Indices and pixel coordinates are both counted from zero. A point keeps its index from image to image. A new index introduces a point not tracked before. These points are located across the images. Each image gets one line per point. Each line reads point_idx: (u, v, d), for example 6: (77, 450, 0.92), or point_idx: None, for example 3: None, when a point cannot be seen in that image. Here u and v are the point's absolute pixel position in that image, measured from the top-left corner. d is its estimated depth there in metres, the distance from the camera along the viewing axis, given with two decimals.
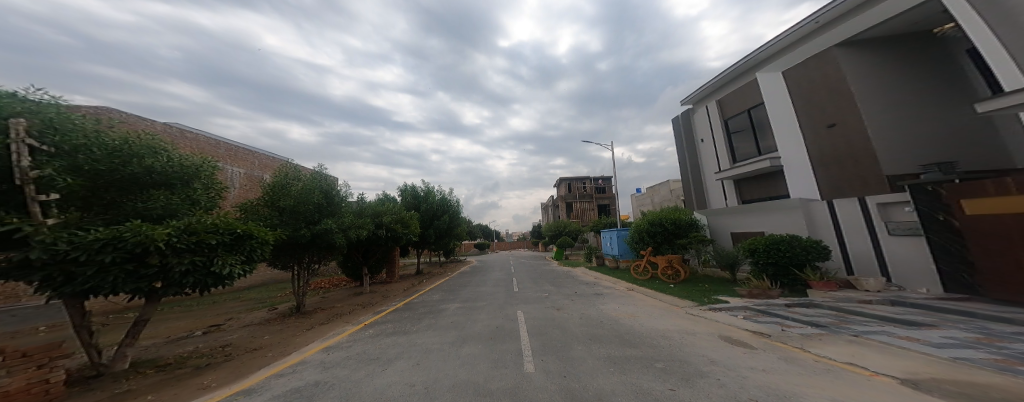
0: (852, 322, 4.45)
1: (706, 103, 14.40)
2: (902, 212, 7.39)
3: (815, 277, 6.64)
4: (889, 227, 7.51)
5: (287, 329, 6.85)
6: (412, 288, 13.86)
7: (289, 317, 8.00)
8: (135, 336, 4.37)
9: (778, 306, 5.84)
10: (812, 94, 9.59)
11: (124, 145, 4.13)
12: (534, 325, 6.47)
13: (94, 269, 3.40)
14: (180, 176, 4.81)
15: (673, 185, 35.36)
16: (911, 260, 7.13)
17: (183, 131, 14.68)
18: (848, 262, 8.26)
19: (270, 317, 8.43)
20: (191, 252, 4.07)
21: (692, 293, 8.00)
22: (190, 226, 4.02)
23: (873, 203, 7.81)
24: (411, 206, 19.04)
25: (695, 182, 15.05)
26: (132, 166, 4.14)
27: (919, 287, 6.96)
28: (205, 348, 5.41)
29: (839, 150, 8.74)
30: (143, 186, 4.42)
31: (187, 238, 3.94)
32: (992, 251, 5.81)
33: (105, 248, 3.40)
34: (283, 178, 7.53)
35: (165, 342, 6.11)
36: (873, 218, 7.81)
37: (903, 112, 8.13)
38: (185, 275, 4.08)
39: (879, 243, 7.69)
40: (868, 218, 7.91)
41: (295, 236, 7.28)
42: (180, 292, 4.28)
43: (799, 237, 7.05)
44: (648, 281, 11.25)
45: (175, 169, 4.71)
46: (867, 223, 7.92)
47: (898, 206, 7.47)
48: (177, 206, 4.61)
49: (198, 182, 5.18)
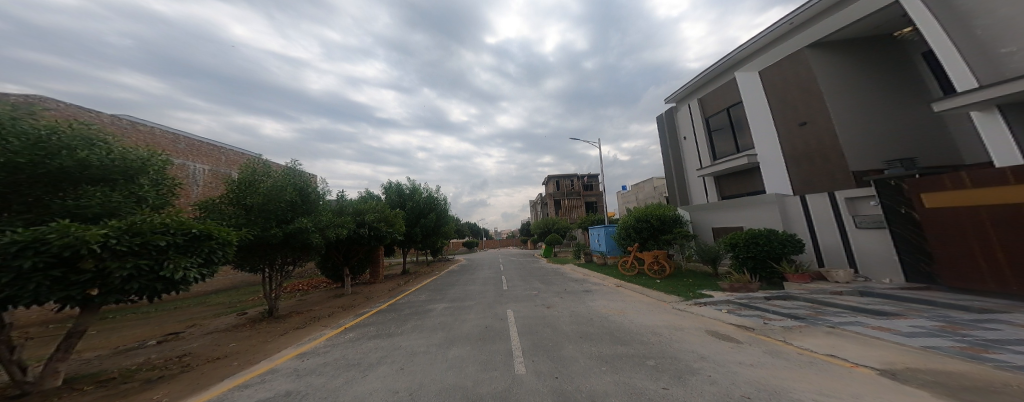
0: (827, 312, 4.63)
1: (689, 101, 14.71)
2: (867, 206, 7.78)
3: (791, 269, 6.87)
4: (856, 220, 7.89)
5: (256, 335, 6.43)
6: (397, 289, 13.47)
7: (260, 323, 7.55)
8: (69, 349, 3.99)
9: (757, 299, 6.00)
10: (785, 93, 9.96)
11: (47, 137, 3.68)
12: (523, 324, 6.39)
13: (12, 277, 2.99)
14: (121, 171, 4.38)
15: (658, 182, 36.26)
16: (878, 253, 7.49)
17: (135, 124, 13.68)
18: (821, 255, 8.62)
19: (238, 323, 7.90)
20: (134, 255, 3.69)
21: (678, 288, 8.15)
22: (134, 226, 3.63)
23: (842, 198, 8.18)
24: (397, 204, 18.55)
25: (678, 178, 15.39)
26: (62, 159, 3.71)
27: (884, 277, 7.35)
28: (158, 359, 4.98)
29: (810, 147, 9.10)
30: (75, 182, 3.98)
31: (129, 239, 3.56)
32: (948, 241, 6.09)
33: (26, 252, 3.00)
34: (251, 174, 7.06)
35: (111, 354, 5.57)
36: (842, 212, 8.18)
37: (868, 111, 8.54)
38: (128, 281, 3.69)
39: (848, 236, 8.04)
40: (837, 212, 8.28)
41: (266, 236, 6.80)
42: (123, 299, 3.87)
43: (775, 231, 7.35)
44: (635, 277, 11.42)
45: (117, 163, 4.29)
46: (836, 217, 8.29)
47: (864, 201, 7.86)
48: (119, 203, 4.19)
49: (144, 177, 4.76)
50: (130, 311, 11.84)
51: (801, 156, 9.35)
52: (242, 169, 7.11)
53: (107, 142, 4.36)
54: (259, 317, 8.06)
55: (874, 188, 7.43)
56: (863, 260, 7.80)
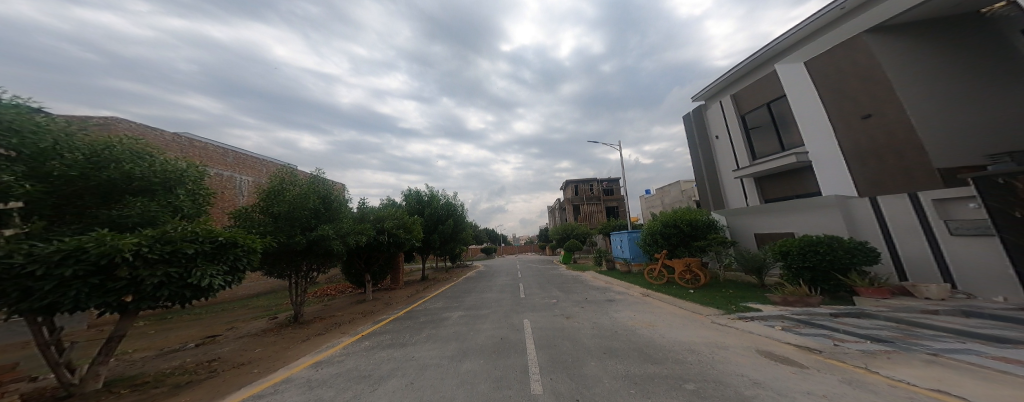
0: (920, 336, 3.82)
1: (720, 98, 13.65)
2: (965, 209, 6.44)
3: (863, 283, 5.84)
4: (949, 226, 6.57)
5: (280, 341, 6.41)
6: (415, 295, 13.36)
7: (286, 328, 7.60)
8: (110, 353, 4.00)
9: (820, 315, 5.14)
10: (842, 84, 8.91)
11: (98, 151, 3.73)
12: (542, 336, 5.87)
13: (53, 284, 2.89)
14: (160, 182, 4.29)
15: (684, 186, 34.40)
16: (975, 263, 6.20)
17: (192, 141, 14.99)
18: (900, 266, 7.31)
19: (266, 327, 8.02)
20: (166, 263, 3.54)
21: (716, 300, 7.27)
22: (165, 234, 3.53)
23: (928, 199, 6.87)
24: (416, 210, 18.73)
25: (711, 181, 14.27)
26: (109, 172, 3.70)
27: (993, 294, 5.96)
28: (189, 364, 4.99)
29: (879, 142, 7.98)
30: (120, 193, 3.94)
31: (160, 247, 3.44)
32: None
33: (67, 260, 2.91)
34: (278, 183, 7.15)
35: (155, 356, 5.74)
36: (928, 216, 6.86)
37: (950, 100, 7.30)
38: (159, 288, 3.55)
39: (939, 244, 6.70)
40: (921, 215, 6.97)
41: (290, 243, 6.86)
42: (155, 306, 3.77)
43: (839, 238, 6.38)
44: (665, 287, 10.51)
45: (159, 174, 4.24)
46: (921, 222, 6.98)
47: (959, 202, 6.52)
48: (157, 213, 4.04)
49: (182, 187, 4.66)
50: (173, 312, 12.64)
51: (866, 153, 8.24)
52: (271, 178, 7.25)
53: (150, 154, 4.34)
54: (286, 322, 8.14)
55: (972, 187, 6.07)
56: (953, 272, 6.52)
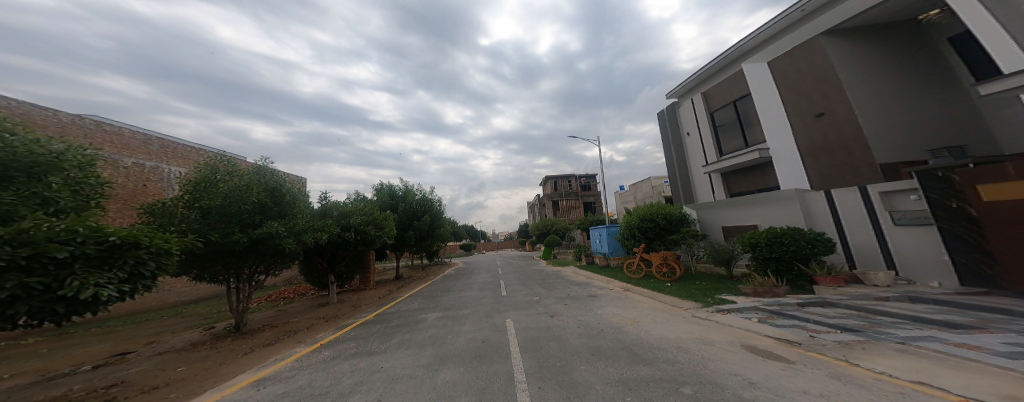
0: (884, 324, 3.96)
1: (691, 96, 14.15)
2: (907, 201, 7.01)
3: (823, 272, 6.11)
4: (893, 217, 7.16)
5: (214, 356, 5.59)
6: (387, 296, 12.59)
7: (223, 339, 6.70)
8: None
9: (790, 305, 5.30)
10: (799, 84, 9.46)
11: None
12: (526, 338, 5.63)
13: None
14: (24, 165, 3.56)
15: (655, 182, 35.97)
16: (918, 252, 6.75)
17: (100, 124, 12.83)
18: (851, 256, 7.88)
19: (199, 340, 7.03)
20: (22, 271, 2.85)
21: (693, 293, 7.45)
22: (23, 234, 2.80)
23: (876, 192, 7.42)
24: (388, 206, 17.70)
25: (682, 176, 14.75)
26: None
27: (931, 280, 6.53)
28: (77, 393, 4.09)
29: (829, 139, 8.58)
30: None
31: (15, 250, 2.71)
32: (1012, 240, 5.30)
33: None
34: (209, 172, 6.17)
35: (30, 385, 4.70)
36: (877, 208, 7.40)
37: (889, 100, 7.99)
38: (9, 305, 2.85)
39: (884, 234, 7.29)
40: (870, 207, 7.52)
41: (227, 242, 5.92)
42: (10, 325, 3.04)
43: (801, 230, 6.63)
44: (642, 280, 10.73)
45: (28, 157, 3.60)
46: (870, 213, 7.54)
47: (903, 195, 7.07)
48: (16, 205, 3.20)
49: (57, 175, 3.91)
50: (95, 326, 11.00)
51: (820, 149, 8.81)
52: (202, 168, 6.24)
53: (13, 132, 3.65)
54: (224, 333, 7.19)
55: (917, 180, 6.68)
56: (898, 262, 7.07)
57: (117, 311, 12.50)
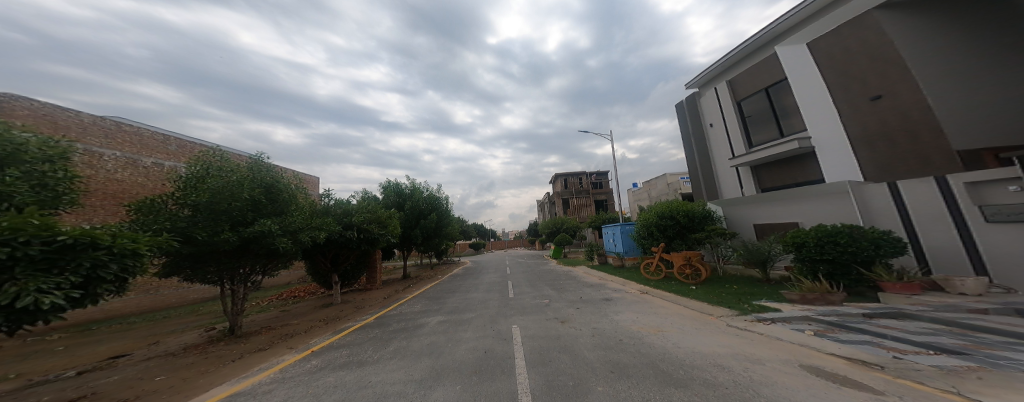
0: (994, 346, 3.06)
1: (714, 85, 13.14)
2: (1001, 194, 5.70)
3: (892, 278, 5.15)
4: (983, 212, 5.80)
5: (200, 362, 5.22)
6: (391, 296, 12.22)
7: (216, 343, 6.37)
8: None
9: (853, 317, 4.39)
10: (848, 64, 8.45)
11: None
12: (533, 349, 4.97)
13: None
14: None
15: (671, 180, 34.61)
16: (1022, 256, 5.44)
17: (120, 125, 12.94)
18: (923, 259, 6.62)
19: (193, 343, 6.72)
20: None
21: (724, 298, 6.58)
22: None
23: (958, 183, 6.05)
24: (395, 204, 17.43)
25: (705, 171, 13.73)
26: None
27: None
28: None
29: (888, 124, 7.55)
30: None
31: None
32: None
33: None
34: (196, 167, 5.73)
35: (4, 394, 4.39)
36: (959, 202, 6.06)
37: (962, 79, 6.91)
38: None
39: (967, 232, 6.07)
40: (950, 201, 6.19)
41: (216, 241, 5.49)
42: None
43: (860, 228, 5.66)
44: (662, 282, 9.88)
45: None
46: (948, 208, 6.24)
47: (994, 186, 5.75)
48: None
49: (16, 167, 3.39)
50: (116, 322, 11.07)
51: (876, 136, 7.77)
52: (193, 163, 5.81)
53: None
54: (219, 336, 6.88)
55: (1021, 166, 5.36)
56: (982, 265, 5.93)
57: (142, 306, 12.70)
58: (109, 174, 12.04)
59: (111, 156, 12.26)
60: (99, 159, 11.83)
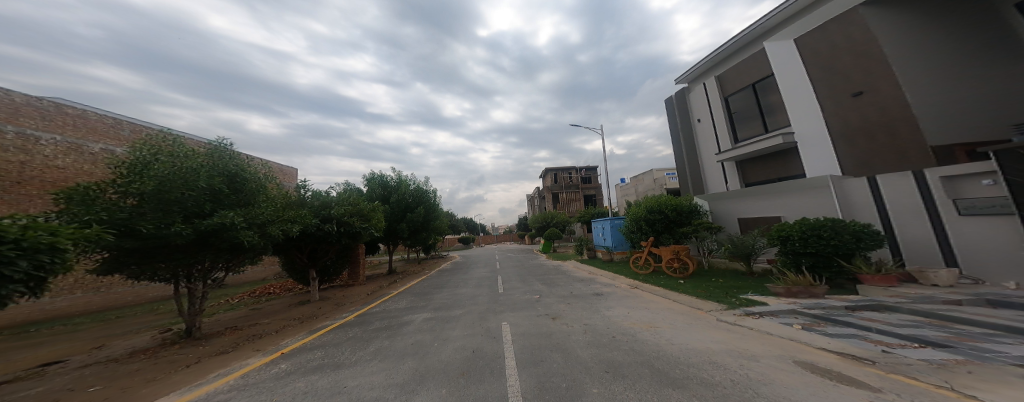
0: (977, 338, 3.08)
1: (703, 80, 13.23)
2: (975, 187, 5.96)
3: (870, 270, 5.22)
4: (957, 205, 6.12)
5: (147, 370, 4.90)
6: (375, 293, 11.83)
7: (169, 348, 5.98)
8: None
9: (837, 309, 4.43)
10: (833, 61, 8.59)
11: None
12: (523, 348, 4.83)
13: None
14: None
15: (657, 175, 35.22)
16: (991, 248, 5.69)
17: (59, 106, 11.78)
18: (897, 251, 6.91)
19: (144, 347, 6.36)
20: None
21: (712, 292, 6.63)
22: None
23: (935, 177, 6.35)
24: (380, 197, 16.86)
25: (692, 165, 13.89)
26: None
27: (1005, 281, 5.52)
28: None
29: (868, 120, 7.74)
30: None
31: None
32: None
33: None
34: (141, 152, 5.39)
35: None
36: (936, 195, 6.33)
37: (938, 78, 7.18)
38: None
39: (942, 225, 6.28)
40: (927, 194, 6.46)
41: (165, 234, 5.20)
42: None
43: (842, 221, 5.74)
44: (651, 276, 9.96)
45: None
46: (925, 201, 6.51)
47: (970, 180, 6.03)
48: None
49: None
50: (59, 324, 10.18)
51: (857, 132, 7.95)
52: (138, 147, 5.44)
53: None
54: (173, 339, 6.54)
55: (994, 161, 5.62)
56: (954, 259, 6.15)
57: (90, 305, 11.76)
58: (48, 161, 10.93)
59: (49, 141, 11.13)
60: (36, 144, 10.70)
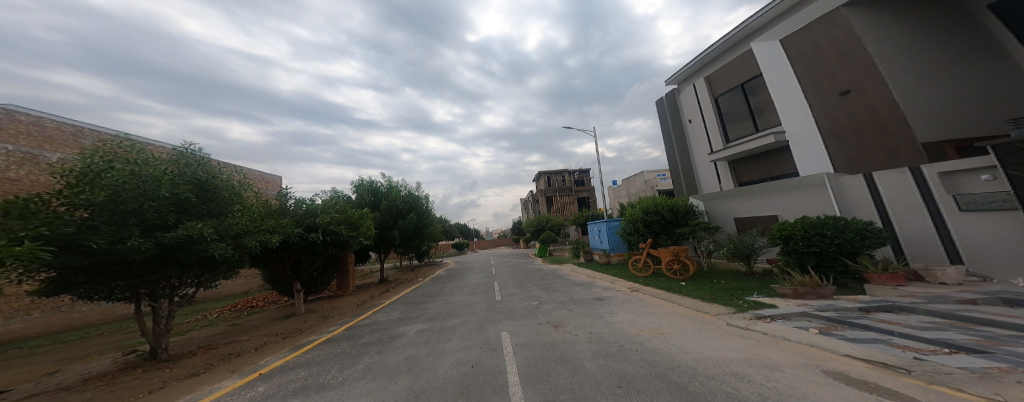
0: (1009, 341, 2.95)
1: (692, 81, 13.34)
2: (975, 182, 5.95)
3: (877, 269, 5.13)
4: (957, 201, 6.12)
5: (101, 399, 4.35)
6: (365, 303, 11.29)
7: (130, 373, 5.39)
8: None
9: (851, 312, 4.30)
10: (819, 61, 8.70)
11: None
12: (526, 361, 4.51)
13: None
14: None
15: (649, 176, 35.60)
16: (995, 244, 5.69)
17: (12, 113, 10.93)
18: (899, 248, 6.90)
19: (102, 372, 5.76)
20: None
21: (716, 294, 6.46)
22: None
23: (933, 173, 6.34)
24: (370, 204, 16.32)
25: (685, 166, 13.92)
26: None
27: (1011, 276, 5.51)
28: None
29: (858, 118, 7.81)
30: None
31: None
32: None
33: None
34: (93, 159, 4.92)
35: None
36: (935, 191, 6.32)
37: (923, 77, 7.32)
38: None
39: (943, 221, 6.27)
40: (927, 191, 6.46)
41: (121, 249, 4.75)
42: None
43: (845, 219, 5.66)
44: (651, 278, 9.80)
45: None
46: (924, 198, 6.50)
47: (969, 176, 6.02)
48: None
49: None
50: (15, 347, 9.33)
51: (847, 130, 8.02)
52: (91, 154, 4.98)
53: None
54: (136, 362, 5.95)
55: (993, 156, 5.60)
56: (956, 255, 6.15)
57: (49, 326, 10.82)
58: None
59: (0, 151, 10.30)
60: None
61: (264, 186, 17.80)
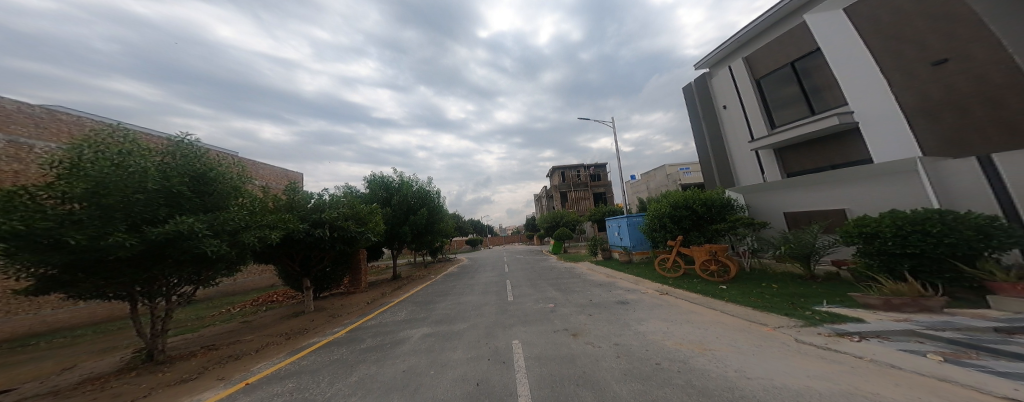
0: None
1: (727, 64, 11.92)
2: None
3: (1009, 277, 3.86)
4: None
5: None
6: (374, 301, 10.84)
7: (120, 378, 4.95)
8: None
9: (987, 335, 3.22)
10: (900, 27, 7.25)
11: None
12: (542, 379, 3.70)
13: None
14: None
15: (671, 170, 33.73)
16: None
17: (54, 112, 11.18)
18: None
19: (96, 374, 5.38)
20: None
21: (772, 302, 5.36)
22: None
23: None
24: (382, 199, 16.00)
25: (718, 157, 12.57)
26: None
27: None
28: None
29: (957, 92, 6.36)
30: None
31: None
32: None
33: None
34: (81, 148, 4.44)
35: None
36: None
37: None
38: None
39: None
40: None
41: (105, 246, 4.24)
42: None
43: (960, 213, 4.48)
44: (682, 280, 8.71)
45: None
46: None
47: None
48: None
49: None
50: (59, 336, 9.54)
51: (941, 107, 6.60)
52: (79, 143, 4.49)
53: None
54: (133, 364, 5.57)
55: None
56: None
57: (95, 315, 11.09)
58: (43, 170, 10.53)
59: (43, 149, 10.64)
60: (30, 152, 10.22)
61: (271, 178, 18.08)
